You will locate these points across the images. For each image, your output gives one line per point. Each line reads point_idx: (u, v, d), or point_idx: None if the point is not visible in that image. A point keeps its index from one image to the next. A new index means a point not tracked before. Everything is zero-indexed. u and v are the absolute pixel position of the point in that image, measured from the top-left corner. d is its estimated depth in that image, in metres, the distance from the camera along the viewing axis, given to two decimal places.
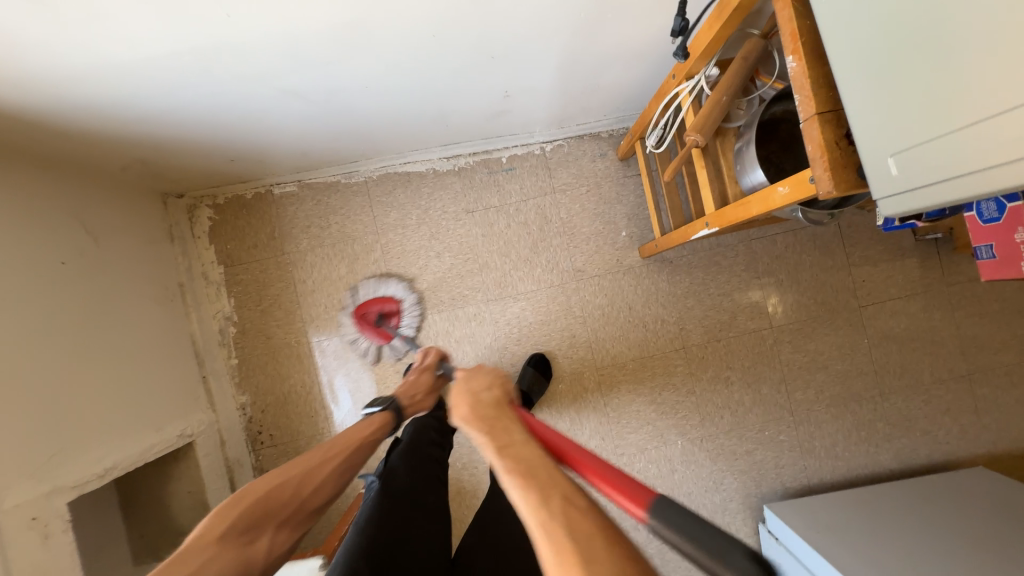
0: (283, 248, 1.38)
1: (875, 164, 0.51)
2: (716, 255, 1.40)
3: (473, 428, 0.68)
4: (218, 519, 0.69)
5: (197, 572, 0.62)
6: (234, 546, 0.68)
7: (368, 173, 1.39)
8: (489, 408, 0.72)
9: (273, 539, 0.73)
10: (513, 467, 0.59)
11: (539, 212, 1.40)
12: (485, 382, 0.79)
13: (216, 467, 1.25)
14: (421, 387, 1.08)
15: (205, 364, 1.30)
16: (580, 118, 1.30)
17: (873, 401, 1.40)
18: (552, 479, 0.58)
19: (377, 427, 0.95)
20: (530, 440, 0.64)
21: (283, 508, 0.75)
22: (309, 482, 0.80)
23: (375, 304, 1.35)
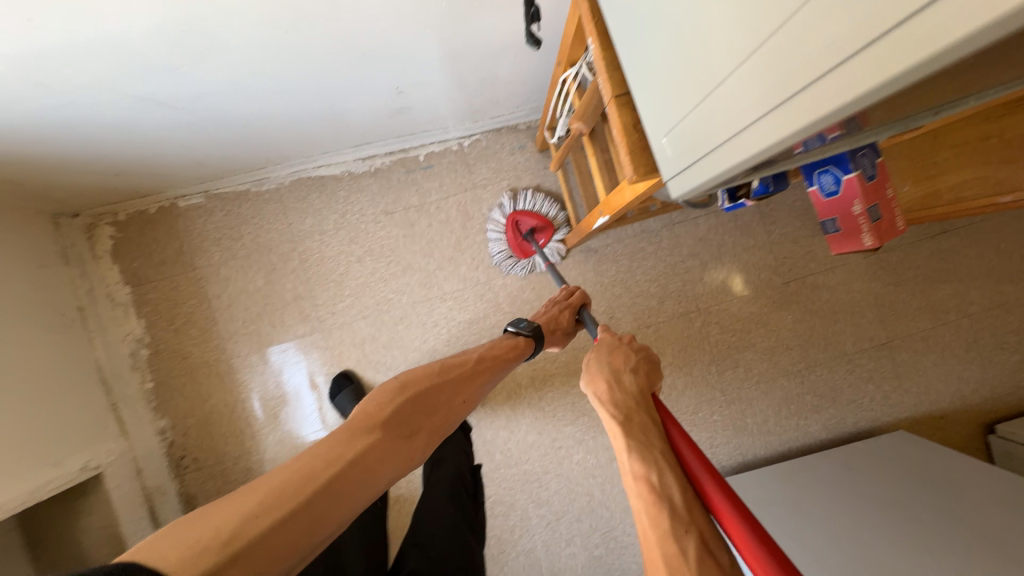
0: (194, 263, 1.32)
1: (657, 148, 0.54)
2: (641, 241, 1.40)
3: (607, 416, 0.60)
4: (385, 403, 0.73)
5: (361, 454, 0.64)
6: (397, 434, 0.70)
7: (279, 179, 1.34)
8: (630, 396, 0.62)
9: (427, 437, 0.74)
10: (649, 482, 0.51)
11: (460, 209, 1.37)
12: (626, 357, 0.69)
13: (131, 497, 1.19)
14: (562, 325, 0.99)
15: (115, 390, 1.24)
16: (491, 111, 1.28)
17: (801, 374, 1.43)
18: (689, 514, 0.49)
19: (513, 352, 0.92)
20: (669, 453, 0.55)
21: (428, 411, 0.76)
22: (458, 389, 0.82)
23: (529, 218, 1.32)
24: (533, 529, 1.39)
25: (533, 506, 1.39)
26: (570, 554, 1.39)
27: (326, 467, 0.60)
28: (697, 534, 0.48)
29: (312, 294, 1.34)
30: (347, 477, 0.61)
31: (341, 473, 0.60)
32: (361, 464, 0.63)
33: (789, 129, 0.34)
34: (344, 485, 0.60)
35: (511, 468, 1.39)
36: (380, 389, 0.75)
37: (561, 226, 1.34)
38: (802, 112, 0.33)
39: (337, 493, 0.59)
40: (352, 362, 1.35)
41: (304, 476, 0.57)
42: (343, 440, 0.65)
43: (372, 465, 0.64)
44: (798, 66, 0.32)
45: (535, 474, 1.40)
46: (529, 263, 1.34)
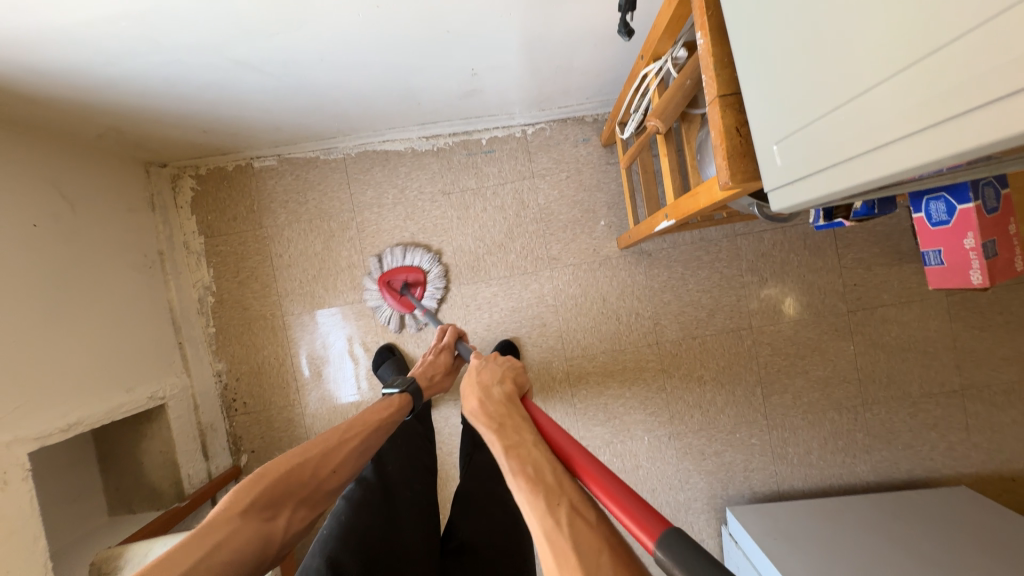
0: (261, 222, 1.39)
1: (762, 154, 0.48)
2: (698, 250, 1.35)
3: (484, 426, 0.69)
4: (240, 496, 0.68)
5: (214, 547, 0.62)
6: (254, 521, 0.67)
7: (347, 150, 1.38)
8: (500, 404, 0.72)
9: (293, 516, 0.72)
10: (522, 470, 0.59)
11: (516, 196, 1.37)
12: (495, 374, 0.81)
13: (188, 430, 1.30)
14: (439, 367, 1.13)
15: (182, 330, 1.35)
16: (561, 99, 1.25)
17: (855, 409, 1.34)
18: (562, 486, 0.56)
19: (394, 408, 0.94)
20: (539, 441, 0.64)
21: (302, 488, 0.74)
22: (331, 461, 0.78)
23: (400, 274, 1.35)
24: None
25: None
26: None
27: (171, 566, 0.58)
28: (567, 504, 0.53)
29: (365, 264, 1.39)
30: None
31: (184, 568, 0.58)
32: (207, 565, 0.60)
33: (956, 145, 0.29)
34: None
35: None
36: (238, 485, 0.70)
37: (434, 274, 1.35)
38: (977, 129, 0.28)
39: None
40: (395, 334, 1.39)
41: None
42: (193, 540, 0.61)
43: (238, 552, 0.64)
44: (961, 79, 0.28)
45: None
46: (408, 320, 1.37)
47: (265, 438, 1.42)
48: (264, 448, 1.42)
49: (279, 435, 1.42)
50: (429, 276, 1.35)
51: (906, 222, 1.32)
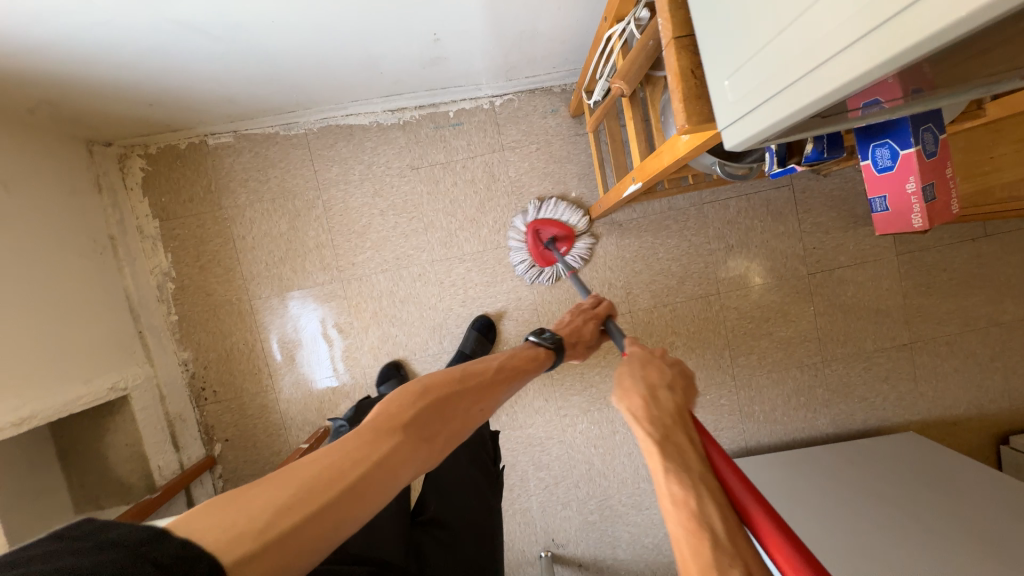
0: (220, 204, 1.33)
1: (716, 92, 0.48)
2: (667, 219, 1.37)
3: (641, 433, 0.52)
4: (397, 410, 0.64)
5: (370, 465, 0.57)
6: (410, 443, 0.62)
7: (308, 125, 1.33)
8: (666, 410, 0.54)
9: (439, 451, 0.65)
10: (692, 509, 0.44)
11: (487, 170, 1.35)
12: (660, 370, 0.62)
13: (155, 420, 1.26)
14: (585, 335, 0.94)
15: (142, 319, 1.29)
16: (527, 69, 1.24)
17: (815, 366, 1.41)
18: (735, 550, 0.41)
19: (541, 356, 0.87)
20: (708, 473, 0.48)
21: (450, 424, 0.68)
22: (478, 398, 0.73)
23: (551, 227, 1.32)
24: (531, 491, 1.44)
25: (533, 469, 1.43)
26: (564, 517, 1.44)
27: (336, 475, 0.54)
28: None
29: (333, 243, 1.36)
30: (345, 499, 0.53)
31: (346, 482, 0.54)
32: (366, 479, 0.55)
33: (899, 46, 0.28)
34: (349, 498, 0.53)
35: (515, 431, 1.42)
36: (398, 390, 0.67)
37: (583, 237, 1.35)
38: (890, 39, 0.29)
39: (336, 511, 0.52)
40: (369, 314, 1.37)
41: (307, 486, 0.52)
42: (348, 447, 0.58)
43: (389, 476, 0.58)
44: None
45: (538, 438, 1.43)
46: (550, 272, 1.34)
47: (238, 425, 1.39)
48: (238, 435, 1.39)
49: (254, 421, 1.39)
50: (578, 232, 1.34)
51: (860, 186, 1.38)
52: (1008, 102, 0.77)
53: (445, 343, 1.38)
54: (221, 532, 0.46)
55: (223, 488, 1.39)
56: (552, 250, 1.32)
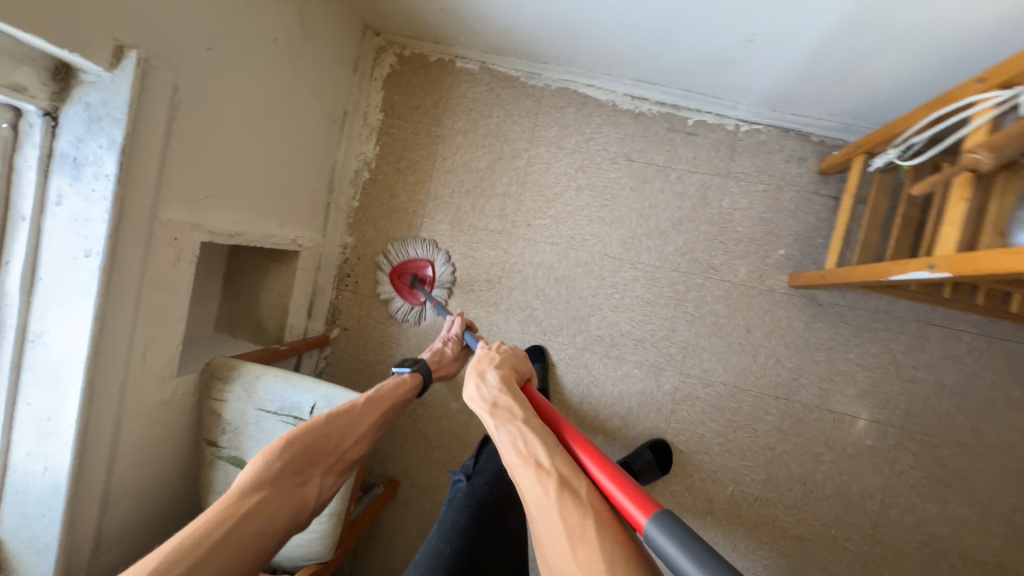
0: (439, 121, 1.38)
1: None
2: (877, 322, 1.18)
3: (479, 408, 0.75)
4: (273, 462, 0.73)
5: (253, 510, 0.67)
6: (282, 485, 0.73)
7: (548, 81, 1.32)
8: (494, 387, 0.77)
9: (323, 484, 0.79)
10: (514, 442, 0.66)
11: (700, 190, 1.26)
12: (492, 359, 0.86)
13: (305, 284, 1.34)
14: (445, 358, 1.14)
15: (333, 193, 1.38)
16: (803, 105, 1.12)
17: (986, 567, 1.14)
18: (558, 467, 0.61)
19: (404, 390, 1.00)
20: (531, 418, 0.70)
21: (327, 455, 0.81)
22: (352, 433, 0.86)
23: (410, 268, 1.39)
24: None
25: None
26: None
27: (212, 530, 0.61)
28: (556, 475, 0.59)
29: (519, 197, 1.34)
30: (230, 544, 0.62)
31: (223, 534, 0.62)
32: (246, 528, 0.65)
33: None
34: (232, 541, 0.62)
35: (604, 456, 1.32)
36: (262, 452, 0.74)
37: (440, 262, 1.37)
38: None
39: (231, 556, 0.61)
40: (519, 277, 1.35)
41: (181, 549, 0.57)
42: (230, 503, 0.66)
43: (276, 514, 0.70)
44: None
45: None
46: (417, 313, 1.40)
47: (361, 321, 1.44)
48: (356, 330, 1.45)
49: (374, 325, 1.44)
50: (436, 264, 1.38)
51: None
52: None
53: (577, 339, 1.32)
54: None
55: (322, 369, 1.46)
56: (415, 287, 1.38)
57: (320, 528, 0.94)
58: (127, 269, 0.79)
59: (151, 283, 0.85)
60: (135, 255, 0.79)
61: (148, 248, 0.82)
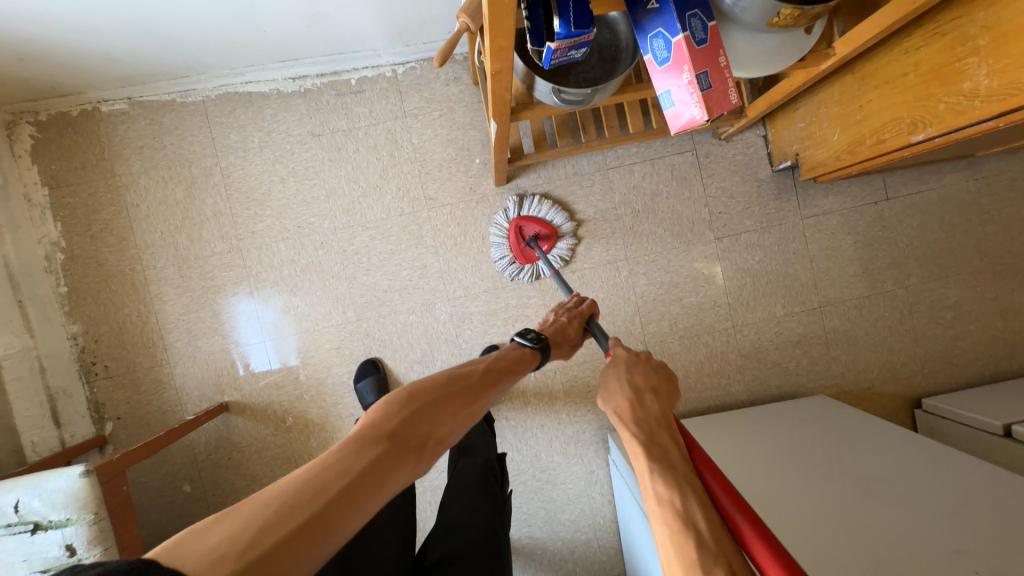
0: (114, 170, 1.30)
1: None
2: (573, 184, 1.37)
3: (626, 432, 0.58)
4: (389, 415, 0.61)
5: (360, 472, 0.53)
6: (399, 449, 0.58)
7: (206, 92, 1.31)
8: (651, 413, 0.60)
9: (434, 454, 0.62)
10: (672, 504, 0.49)
11: (389, 137, 1.35)
12: (643, 378, 0.67)
13: (33, 393, 1.20)
14: (569, 334, 0.90)
15: (23, 289, 1.23)
16: (422, 32, 1.24)
17: (726, 332, 1.39)
18: (719, 546, 0.46)
19: (529, 360, 0.82)
20: (694, 469, 0.53)
21: (438, 426, 0.63)
22: (469, 399, 0.69)
23: (536, 225, 1.32)
24: (442, 466, 1.35)
25: (443, 443, 1.36)
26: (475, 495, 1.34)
27: (325, 487, 0.51)
28: (727, 573, 0.43)
29: (231, 211, 1.33)
30: (333, 516, 0.49)
31: (336, 490, 0.51)
32: (344, 488, 0.51)
33: None
34: (335, 509, 0.50)
35: None
36: (384, 397, 0.63)
37: (565, 236, 1.35)
38: None
39: (305, 540, 0.46)
40: (269, 283, 1.34)
41: (288, 506, 0.48)
42: (343, 458, 0.54)
43: (381, 481, 0.54)
44: None
45: None
46: (530, 270, 1.34)
47: (131, 401, 1.32)
48: (131, 413, 1.32)
49: (149, 398, 1.33)
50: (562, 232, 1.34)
51: (762, 151, 1.39)
52: (851, 35, 0.85)
53: (349, 314, 1.35)
54: (213, 548, 0.43)
55: None
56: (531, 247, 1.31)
57: None
58: None
59: None
60: None
61: None
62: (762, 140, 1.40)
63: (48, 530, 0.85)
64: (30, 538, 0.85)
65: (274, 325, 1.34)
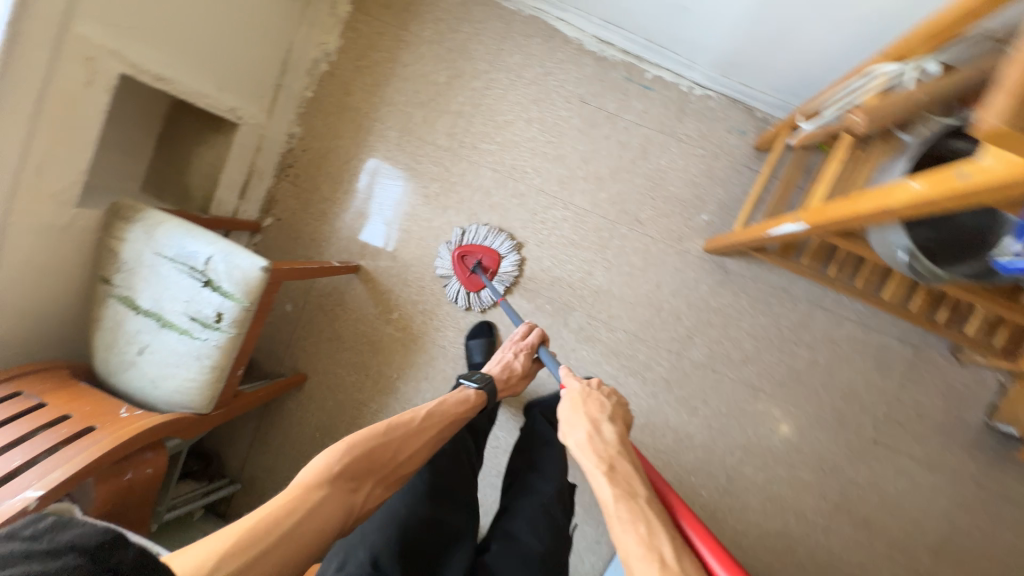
0: (407, 26, 1.36)
1: None
2: (773, 297, 1.26)
3: (594, 462, 0.76)
4: (331, 464, 0.78)
5: (303, 516, 0.72)
6: (341, 495, 0.77)
7: (521, 7, 1.32)
8: (609, 443, 0.79)
9: (371, 493, 0.82)
10: (632, 523, 0.65)
11: (642, 143, 1.30)
12: (604, 406, 0.88)
13: (241, 162, 1.33)
14: (517, 372, 1.13)
15: (286, 77, 1.35)
16: (750, 74, 1.16)
17: (813, 527, 1.26)
18: (655, 546, 0.62)
19: (467, 406, 1.01)
20: (644, 496, 0.70)
21: (384, 468, 0.84)
22: (406, 448, 0.87)
23: (477, 252, 1.33)
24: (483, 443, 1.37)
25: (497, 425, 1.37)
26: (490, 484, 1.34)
27: (278, 525, 0.68)
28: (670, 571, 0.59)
29: (471, 118, 1.35)
30: (290, 541, 0.69)
31: (286, 530, 0.69)
32: (297, 531, 0.70)
33: None
34: (279, 545, 0.67)
35: None
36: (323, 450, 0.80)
37: (508, 259, 1.33)
38: None
39: (277, 564, 0.66)
40: (456, 197, 1.37)
41: (248, 538, 0.65)
42: (291, 503, 0.72)
43: (326, 524, 0.74)
44: None
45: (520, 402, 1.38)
46: (474, 298, 1.35)
47: (296, 213, 1.44)
48: (289, 223, 1.44)
49: (308, 220, 1.44)
50: (506, 259, 1.33)
51: (986, 396, 1.20)
52: None
53: (500, 267, 1.36)
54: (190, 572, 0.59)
55: None
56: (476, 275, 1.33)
57: (197, 378, 0.97)
58: (26, 73, 0.78)
59: (54, 97, 0.84)
60: (39, 56, 0.78)
61: (56, 55, 0.81)
62: (994, 385, 1.21)
63: (213, 291, 0.95)
64: (199, 289, 0.95)
65: (432, 231, 1.39)
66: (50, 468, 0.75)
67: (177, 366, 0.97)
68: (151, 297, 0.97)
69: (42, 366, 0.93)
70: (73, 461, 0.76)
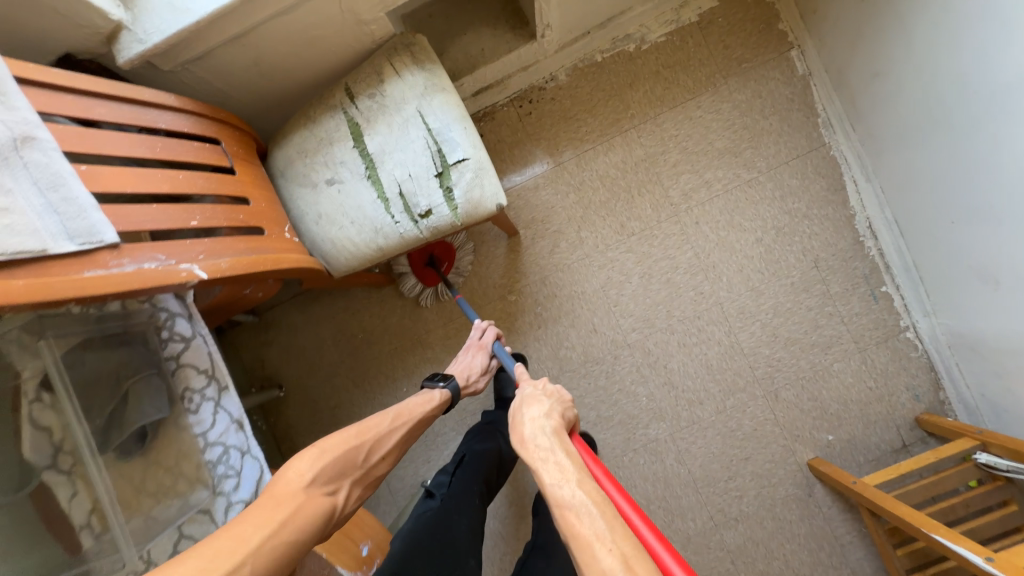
0: (729, 76, 1.28)
1: None
2: (827, 544, 1.23)
3: (531, 459, 0.65)
4: (303, 466, 0.67)
5: (281, 525, 0.59)
6: (318, 495, 0.66)
7: (835, 145, 1.26)
8: (549, 433, 0.68)
9: (350, 495, 0.71)
10: (571, 510, 0.56)
11: (832, 337, 1.25)
12: (542, 401, 0.75)
13: (502, 66, 1.24)
14: (474, 370, 1.05)
15: (597, 31, 1.28)
16: (976, 366, 1.13)
17: None
18: (610, 533, 0.52)
19: (435, 405, 0.92)
20: (581, 476, 0.60)
21: (359, 467, 0.74)
22: (380, 448, 0.78)
23: (434, 248, 1.30)
24: None
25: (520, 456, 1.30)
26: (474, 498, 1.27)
27: (244, 538, 0.56)
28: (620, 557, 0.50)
29: (714, 196, 1.28)
30: (265, 549, 0.56)
31: (255, 541, 0.56)
32: (272, 534, 0.58)
33: None
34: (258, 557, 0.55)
35: None
36: (299, 455, 0.68)
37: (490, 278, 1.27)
38: None
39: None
40: (646, 248, 1.30)
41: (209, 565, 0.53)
42: (260, 514, 0.60)
43: (307, 523, 0.62)
44: None
45: None
46: (431, 293, 1.34)
47: (500, 142, 1.34)
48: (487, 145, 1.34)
49: (505, 158, 1.34)
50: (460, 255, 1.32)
51: None
52: None
53: (631, 334, 1.30)
54: None
55: None
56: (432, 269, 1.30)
57: (357, 240, 0.88)
58: None
59: None
60: None
61: None
62: None
63: (438, 185, 0.85)
64: (428, 175, 0.86)
65: (601, 256, 1.31)
66: (219, 252, 0.66)
67: (350, 222, 0.88)
68: (381, 143, 0.87)
69: (244, 130, 0.83)
70: (239, 257, 0.67)
